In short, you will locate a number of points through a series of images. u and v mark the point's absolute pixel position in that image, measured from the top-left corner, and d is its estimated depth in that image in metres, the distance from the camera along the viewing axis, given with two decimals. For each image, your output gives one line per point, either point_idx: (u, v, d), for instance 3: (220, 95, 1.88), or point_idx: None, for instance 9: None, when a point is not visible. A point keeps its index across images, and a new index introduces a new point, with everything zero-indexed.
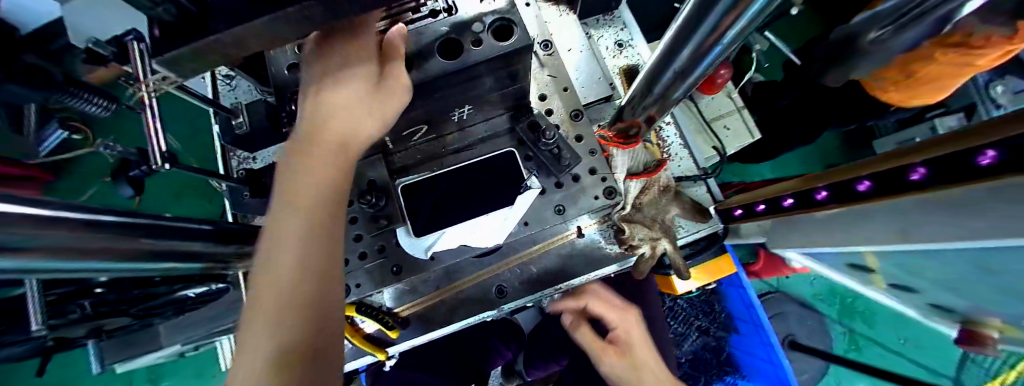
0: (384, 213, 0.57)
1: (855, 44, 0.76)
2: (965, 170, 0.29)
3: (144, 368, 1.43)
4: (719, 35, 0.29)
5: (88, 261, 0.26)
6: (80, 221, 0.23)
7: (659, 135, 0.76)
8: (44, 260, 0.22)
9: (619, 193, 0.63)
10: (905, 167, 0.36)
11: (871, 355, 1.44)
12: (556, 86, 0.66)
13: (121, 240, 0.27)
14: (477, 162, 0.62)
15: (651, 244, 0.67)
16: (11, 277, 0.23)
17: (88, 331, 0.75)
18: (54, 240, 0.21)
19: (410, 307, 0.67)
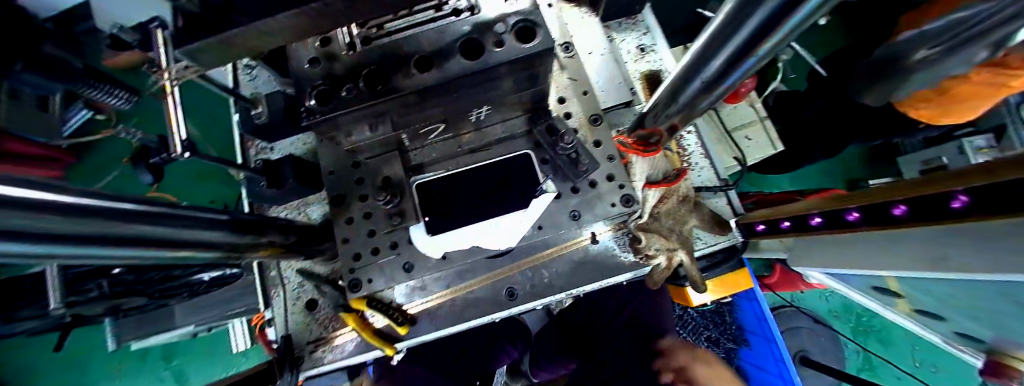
0: (399, 210, 0.58)
1: (899, 63, 0.79)
2: (1015, 202, 0.30)
3: (160, 346, 1.58)
4: (754, 46, 0.28)
5: (101, 247, 0.27)
6: (94, 208, 0.24)
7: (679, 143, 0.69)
8: (59, 244, 0.23)
9: (637, 200, 0.60)
10: (947, 195, 0.37)
11: (884, 375, 1.47)
12: (575, 89, 0.64)
13: (136, 228, 0.29)
14: (493, 163, 0.60)
15: (668, 255, 0.62)
16: (30, 260, 0.24)
17: (105, 308, 0.98)
18: (68, 227, 0.22)
19: (419, 305, 0.68)
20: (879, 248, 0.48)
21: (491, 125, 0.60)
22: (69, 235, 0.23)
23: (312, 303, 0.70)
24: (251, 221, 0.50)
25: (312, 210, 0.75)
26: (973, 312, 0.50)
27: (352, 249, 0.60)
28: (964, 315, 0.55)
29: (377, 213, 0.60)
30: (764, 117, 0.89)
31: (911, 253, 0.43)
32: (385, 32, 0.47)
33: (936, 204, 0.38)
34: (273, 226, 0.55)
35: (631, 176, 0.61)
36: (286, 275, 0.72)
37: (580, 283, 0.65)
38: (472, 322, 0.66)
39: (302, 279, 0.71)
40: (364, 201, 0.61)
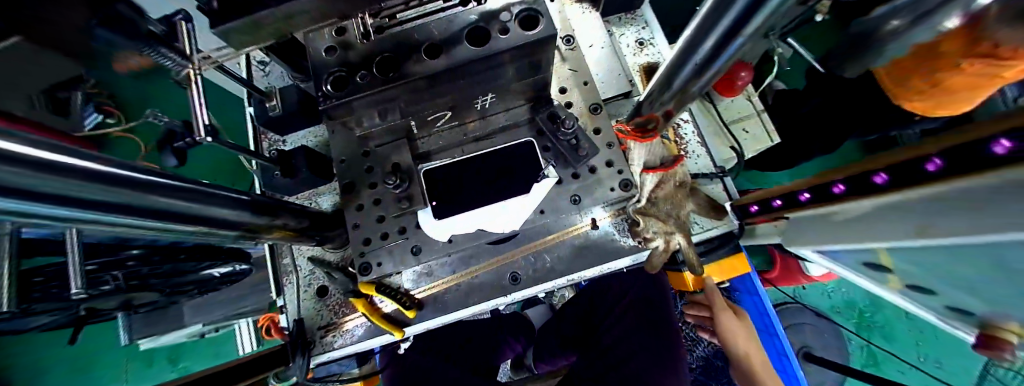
0: (406, 194, 0.60)
1: (874, 36, 0.82)
2: (977, 160, 0.39)
3: (166, 347, 1.62)
4: (740, 23, 0.31)
5: (139, 213, 0.30)
6: (135, 176, 0.27)
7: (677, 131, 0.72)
8: (106, 205, 0.26)
9: (635, 185, 0.63)
10: (923, 160, 0.46)
11: (889, 370, 1.45)
12: (576, 79, 0.67)
13: (170, 198, 0.32)
14: (497, 151, 0.63)
15: (665, 238, 0.65)
16: (74, 220, 0.27)
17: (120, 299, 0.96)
18: (111, 189, 0.25)
19: (425, 291, 0.70)
20: (872, 217, 0.52)
21: (495, 114, 0.63)
22: (118, 196, 0.26)
23: (322, 289, 0.73)
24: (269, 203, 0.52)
25: (322, 200, 0.77)
26: (964, 283, 0.52)
27: (362, 234, 0.63)
28: (956, 289, 0.56)
29: (386, 199, 0.63)
30: (761, 109, 0.90)
31: (902, 225, 0.47)
32: (396, 22, 0.51)
33: (913, 168, 0.46)
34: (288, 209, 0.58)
35: (630, 162, 0.64)
36: (297, 262, 0.75)
37: (581, 267, 0.67)
38: (476, 307, 0.68)
39: (313, 266, 0.74)
40: (374, 188, 0.64)
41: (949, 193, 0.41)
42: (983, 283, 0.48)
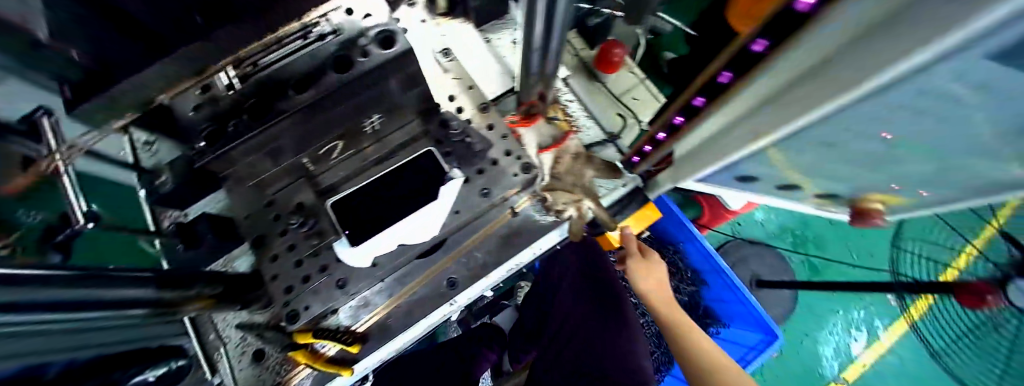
0: (316, 230, 0.61)
1: None
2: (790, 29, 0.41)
3: None
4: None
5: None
6: None
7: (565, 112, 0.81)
8: None
9: (535, 166, 0.69)
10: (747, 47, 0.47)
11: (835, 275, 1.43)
12: (462, 85, 0.72)
13: None
14: (400, 166, 0.64)
15: (575, 206, 0.73)
16: None
17: None
18: None
19: (367, 322, 0.67)
20: (722, 129, 0.54)
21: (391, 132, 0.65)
22: None
23: (259, 353, 0.67)
24: (175, 277, 0.54)
25: (239, 264, 0.72)
26: (837, 159, 0.54)
27: (283, 283, 0.61)
28: (829, 180, 0.64)
29: (298, 241, 0.61)
30: (643, 77, 0.96)
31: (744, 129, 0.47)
32: (261, 67, 0.53)
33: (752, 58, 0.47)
34: (199, 279, 0.58)
35: (524, 144, 0.71)
36: (227, 334, 0.69)
37: (514, 253, 0.70)
38: (422, 321, 0.69)
39: (243, 333, 0.68)
40: (285, 234, 0.61)
41: (767, 90, 0.43)
42: (814, 165, 0.58)
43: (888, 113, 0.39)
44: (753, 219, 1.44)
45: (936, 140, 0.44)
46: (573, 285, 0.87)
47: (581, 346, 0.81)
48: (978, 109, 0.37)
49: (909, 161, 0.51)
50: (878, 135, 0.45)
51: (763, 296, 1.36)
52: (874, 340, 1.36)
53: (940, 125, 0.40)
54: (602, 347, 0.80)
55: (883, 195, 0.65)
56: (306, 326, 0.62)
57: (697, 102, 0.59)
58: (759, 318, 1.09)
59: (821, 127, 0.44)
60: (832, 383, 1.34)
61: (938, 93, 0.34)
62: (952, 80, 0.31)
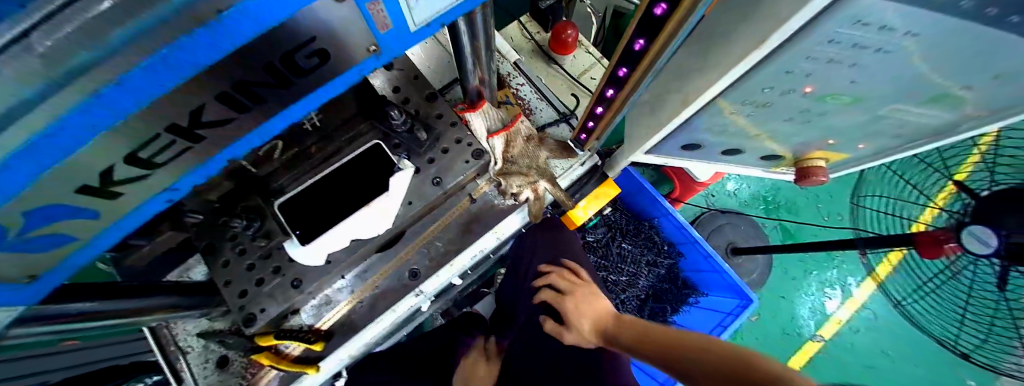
0: (263, 231, 0.61)
1: None
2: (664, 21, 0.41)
3: None
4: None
5: None
6: None
7: (513, 95, 0.82)
8: None
9: (486, 152, 0.69)
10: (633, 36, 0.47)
11: (805, 238, 1.46)
12: (405, 76, 0.71)
13: None
14: (347, 161, 0.64)
15: (531, 187, 0.73)
16: None
17: None
18: None
19: (331, 320, 0.67)
20: (683, 87, 0.54)
21: (335, 128, 0.65)
22: None
23: (223, 359, 0.67)
24: (127, 286, 0.54)
25: (196, 272, 0.71)
26: (782, 113, 0.55)
27: (236, 287, 0.60)
28: (777, 140, 0.66)
29: (249, 245, 0.61)
30: (600, 57, 0.94)
31: (704, 79, 0.47)
32: None
33: (648, 27, 0.43)
34: (157, 288, 0.59)
35: (473, 132, 0.71)
36: (189, 343, 0.69)
37: (474, 239, 0.70)
38: (389, 313, 0.68)
39: (204, 341, 0.68)
40: (235, 239, 0.61)
41: (726, 35, 0.42)
42: (754, 126, 0.61)
43: (807, 66, 0.41)
44: (723, 191, 1.48)
45: (854, 85, 0.47)
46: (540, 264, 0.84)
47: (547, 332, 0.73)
48: (895, 53, 0.38)
49: (832, 111, 0.54)
50: (801, 88, 0.48)
51: (739, 264, 1.38)
52: (847, 297, 1.40)
53: (854, 73, 0.43)
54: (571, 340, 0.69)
55: (823, 151, 0.71)
56: (266, 329, 0.61)
57: (619, 72, 0.54)
58: (732, 284, 1.08)
59: (751, 84, 0.45)
60: (811, 342, 1.38)
61: (846, 43, 0.36)
62: (852, 29, 0.33)
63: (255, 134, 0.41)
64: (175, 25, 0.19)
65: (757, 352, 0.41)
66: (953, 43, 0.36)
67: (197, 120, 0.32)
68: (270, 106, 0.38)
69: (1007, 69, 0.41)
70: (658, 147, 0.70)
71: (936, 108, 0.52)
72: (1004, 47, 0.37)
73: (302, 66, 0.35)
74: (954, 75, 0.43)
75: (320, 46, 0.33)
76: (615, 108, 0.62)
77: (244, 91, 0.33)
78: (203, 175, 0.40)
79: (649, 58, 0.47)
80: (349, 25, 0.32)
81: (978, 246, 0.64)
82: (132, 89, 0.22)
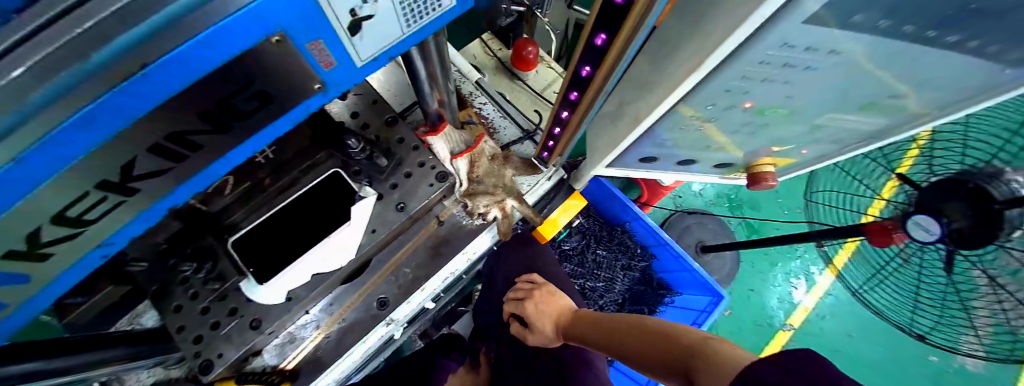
0: (215, 274, 0.59)
1: None
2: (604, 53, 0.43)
3: None
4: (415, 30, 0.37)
5: None
6: None
7: (476, 115, 0.82)
8: None
9: (451, 173, 0.69)
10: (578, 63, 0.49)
11: (770, 231, 1.52)
12: (364, 101, 0.70)
13: None
14: (306, 191, 0.62)
15: (498, 206, 0.74)
16: None
17: None
18: None
19: (296, 358, 0.65)
20: (636, 105, 0.56)
21: (289, 160, 0.63)
22: None
23: None
24: (71, 342, 0.51)
25: (147, 318, 0.68)
26: (727, 125, 0.58)
27: (191, 333, 0.57)
28: (727, 147, 0.69)
29: (202, 289, 0.59)
30: (562, 72, 0.95)
31: (653, 99, 0.48)
32: None
33: (591, 54, 0.45)
34: (103, 341, 0.55)
35: (436, 154, 0.70)
36: None
37: (443, 263, 0.70)
38: (358, 345, 0.66)
39: None
40: (187, 282, 0.58)
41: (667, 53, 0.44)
42: (706, 136, 0.63)
43: (744, 84, 0.43)
44: (690, 191, 1.53)
45: (789, 99, 0.50)
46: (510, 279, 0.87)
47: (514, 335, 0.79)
48: (817, 71, 0.42)
49: (774, 122, 0.58)
50: (741, 104, 0.50)
51: (709, 261, 1.42)
52: (812, 284, 1.47)
53: (789, 89, 0.46)
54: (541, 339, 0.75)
55: (770, 157, 0.77)
56: (227, 373, 0.58)
57: (571, 95, 0.56)
58: (703, 282, 1.12)
59: (693, 102, 0.47)
60: (783, 331, 1.44)
61: (776, 63, 0.38)
62: (780, 51, 0.35)
63: (192, 182, 0.39)
64: (80, 90, 0.18)
65: (709, 340, 0.44)
66: (871, 60, 0.39)
67: (130, 175, 0.30)
68: (211, 154, 0.37)
69: (920, 78, 0.45)
70: (620, 159, 0.71)
71: (866, 114, 0.57)
72: (914, 60, 0.40)
73: (240, 109, 0.34)
74: (877, 87, 0.47)
75: (261, 88, 0.32)
76: (572, 127, 0.63)
77: (181, 141, 0.32)
78: (141, 225, 0.38)
79: (596, 83, 0.49)
80: (290, 70, 0.32)
81: (923, 234, 0.69)
82: (48, 157, 0.20)
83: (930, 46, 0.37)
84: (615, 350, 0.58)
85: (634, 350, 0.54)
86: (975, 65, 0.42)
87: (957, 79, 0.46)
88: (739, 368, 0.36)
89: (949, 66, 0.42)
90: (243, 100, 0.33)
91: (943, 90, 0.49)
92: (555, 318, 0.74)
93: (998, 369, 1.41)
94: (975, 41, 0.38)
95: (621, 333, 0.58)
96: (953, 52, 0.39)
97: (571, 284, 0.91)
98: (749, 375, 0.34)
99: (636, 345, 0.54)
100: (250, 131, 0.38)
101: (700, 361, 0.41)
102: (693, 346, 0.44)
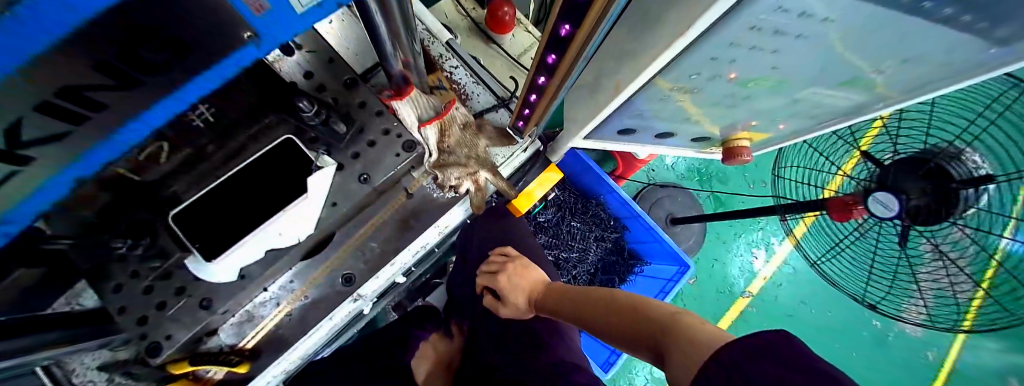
0: (155, 251, 0.54)
1: None
2: (580, 10, 0.39)
3: None
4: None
5: None
6: None
7: (448, 79, 0.78)
8: None
9: (420, 142, 0.64)
10: (554, 24, 0.44)
11: (736, 204, 1.57)
12: (319, 60, 0.63)
13: None
14: (250, 159, 0.55)
15: (470, 179, 0.71)
16: None
17: None
18: None
19: (255, 337, 0.62)
20: (617, 72, 0.52)
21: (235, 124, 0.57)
22: None
23: None
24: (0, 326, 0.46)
25: (87, 298, 0.62)
26: (720, 94, 0.55)
27: (134, 315, 0.52)
28: (710, 119, 0.67)
29: (141, 268, 0.53)
30: (539, 37, 0.94)
31: (636, 65, 0.45)
32: None
33: (568, 10, 0.40)
34: (27, 328, 0.50)
35: (403, 122, 0.65)
36: (90, 377, 0.60)
37: (411, 236, 0.67)
38: (324, 322, 0.64)
39: (107, 374, 0.60)
40: (124, 261, 0.53)
41: (656, 11, 0.39)
42: (684, 109, 0.61)
43: (731, 53, 0.40)
44: (663, 165, 1.54)
45: (776, 70, 0.47)
46: (480, 250, 0.87)
47: (487, 307, 0.79)
48: (812, 40, 0.39)
49: (758, 94, 0.56)
50: (726, 74, 0.47)
51: (678, 232, 1.46)
52: (772, 254, 1.56)
53: (777, 58, 0.43)
54: (514, 310, 0.75)
55: (746, 132, 0.76)
56: (181, 354, 0.55)
57: (548, 59, 0.52)
58: (671, 251, 1.14)
59: (678, 70, 0.44)
60: (742, 298, 1.53)
61: (769, 29, 0.35)
62: (778, 14, 0.32)
63: (105, 147, 0.31)
64: None
65: (681, 317, 0.43)
66: (871, 29, 0.37)
67: (18, 141, 0.24)
68: (126, 115, 0.29)
69: (908, 53, 0.44)
70: (600, 129, 0.68)
71: (845, 90, 0.56)
72: (911, 33, 0.38)
73: (149, 60, 0.25)
74: (871, 58, 0.45)
75: (172, 32, 0.24)
76: (549, 94, 0.59)
77: (75, 98, 0.24)
78: (46, 199, 0.32)
79: (576, 45, 0.44)
80: (207, 11, 0.23)
81: (880, 210, 0.71)
82: None
83: (923, 18, 0.36)
84: (585, 323, 0.58)
85: (604, 325, 0.54)
86: (965, 40, 0.41)
87: (944, 54, 0.45)
88: (708, 347, 0.36)
89: (939, 40, 0.41)
90: (149, 48, 0.24)
91: (929, 66, 0.48)
92: (526, 288, 0.74)
93: (932, 332, 1.58)
94: (966, 15, 0.36)
95: (593, 307, 0.57)
96: (943, 26, 0.38)
97: (545, 257, 0.90)
98: (722, 359, 0.33)
99: (607, 319, 0.53)
100: (170, 89, 0.30)
101: (669, 339, 0.41)
102: (664, 323, 0.44)
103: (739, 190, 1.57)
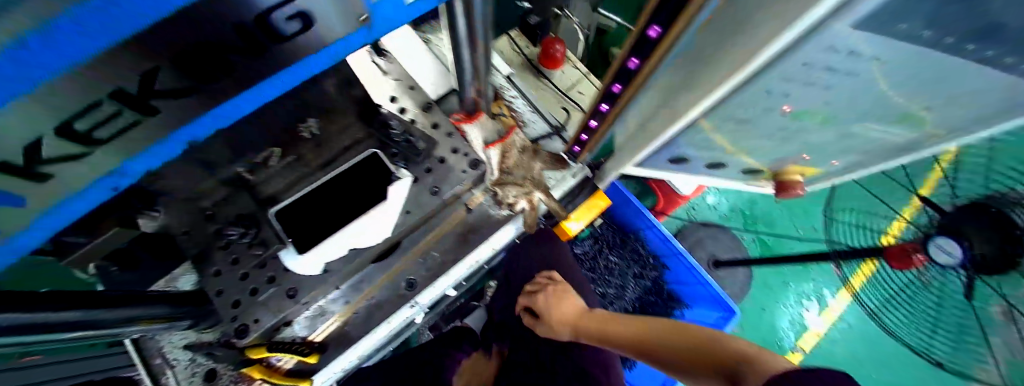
0: (259, 240, 0.61)
1: None
2: (649, 46, 0.45)
3: None
4: None
5: None
6: None
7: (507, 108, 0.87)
8: None
9: (482, 162, 0.71)
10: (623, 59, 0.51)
11: (784, 247, 1.51)
12: (402, 87, 0.74)
13: None
14: (345, 169, 0.65)
15: (526, 198, 0.76)
16: None
17: None
18: None
19: (325, 331, 0.66)
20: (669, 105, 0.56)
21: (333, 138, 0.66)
22: None
23: (210, 372, 0.66)
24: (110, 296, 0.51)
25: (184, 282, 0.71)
26: (772, 127, 0.59)
27: (229, 296, 0.59)
28: (760, 150, 0.69)
29: (240, 254, 0.61)
30: (586, 72, 1.03)
31: None
32: None
33: (639, 46, 0.47)
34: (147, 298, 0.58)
35: (471, 142, 0.74)
36: (175, 355, 0.66)
37: (471, 250, 0.72)
38: (384, 324, 0.68)
39: (191, 353, 0.66)
40: (229, 247, 0.60)
41: None
42: (734, 141, 0.65)
43: (784, 87, 0.44)
44: (704, 203, 1.51)
45: (828, 105, 0.51)
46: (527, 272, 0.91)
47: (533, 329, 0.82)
48: (861, 79, 0.42)
49: (809, 128, 0.59)
50: (780, 107, 0.51)
51: (723, 276, 1.44)
52: (824, 306, 1.46)
53: (829, 93, 0.47)
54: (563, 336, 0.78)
55: (799, 166, 0.78)
56: (259, 340, 0.60)
57: (613, 88, 0.59)
58: (716, 295, 1.11)
59: (731, 104, 0.48)
60: (792, 353, 1.42)
61: (819, 66, 0.39)
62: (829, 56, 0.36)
63: (218, 113, 0.32)
64: None
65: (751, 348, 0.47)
66: (919, 71, 0.40)
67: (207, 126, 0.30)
68: None
69: (959, 93, 0.46)
70: (649, 158, 0.73)
71: (896, 127, 0.58)
72: (959, 75, 0.41)
73: (281, 31, 0.25)
74: (921, 97, 0.47)
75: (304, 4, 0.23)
76: (610, 119, 0.66)
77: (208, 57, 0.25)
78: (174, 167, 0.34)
79: (643, 75, 0.50)
80: None
81: (945, 258, 0.71)
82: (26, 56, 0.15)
83: None
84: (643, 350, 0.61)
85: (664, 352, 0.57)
86: None
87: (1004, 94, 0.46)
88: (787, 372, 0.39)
89: None
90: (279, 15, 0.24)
91: None
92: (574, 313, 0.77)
93: None
94: None
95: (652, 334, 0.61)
96: None
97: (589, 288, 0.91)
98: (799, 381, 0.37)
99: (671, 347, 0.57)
100: None
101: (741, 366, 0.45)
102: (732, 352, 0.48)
103: (782, 232, 1.52)
